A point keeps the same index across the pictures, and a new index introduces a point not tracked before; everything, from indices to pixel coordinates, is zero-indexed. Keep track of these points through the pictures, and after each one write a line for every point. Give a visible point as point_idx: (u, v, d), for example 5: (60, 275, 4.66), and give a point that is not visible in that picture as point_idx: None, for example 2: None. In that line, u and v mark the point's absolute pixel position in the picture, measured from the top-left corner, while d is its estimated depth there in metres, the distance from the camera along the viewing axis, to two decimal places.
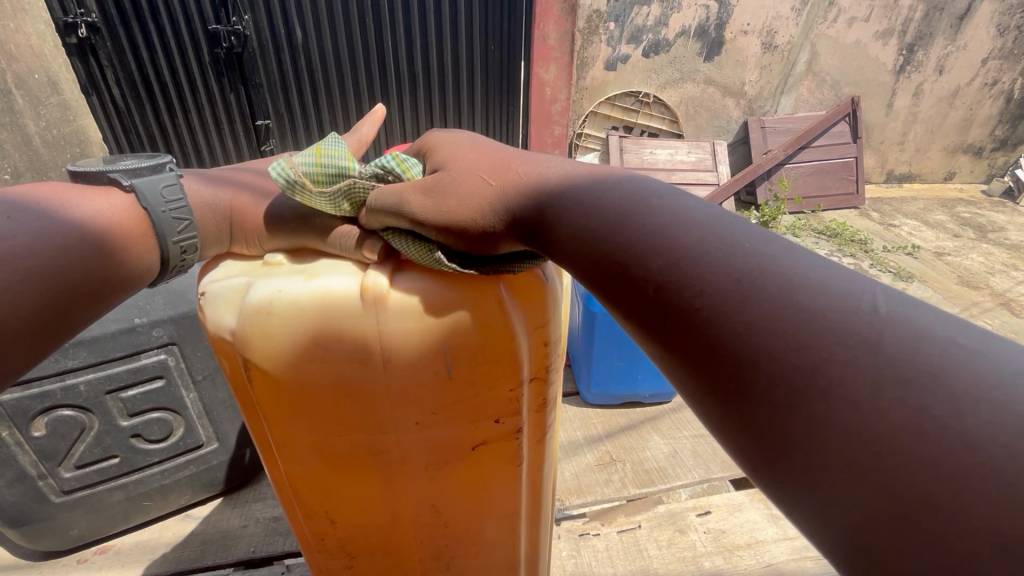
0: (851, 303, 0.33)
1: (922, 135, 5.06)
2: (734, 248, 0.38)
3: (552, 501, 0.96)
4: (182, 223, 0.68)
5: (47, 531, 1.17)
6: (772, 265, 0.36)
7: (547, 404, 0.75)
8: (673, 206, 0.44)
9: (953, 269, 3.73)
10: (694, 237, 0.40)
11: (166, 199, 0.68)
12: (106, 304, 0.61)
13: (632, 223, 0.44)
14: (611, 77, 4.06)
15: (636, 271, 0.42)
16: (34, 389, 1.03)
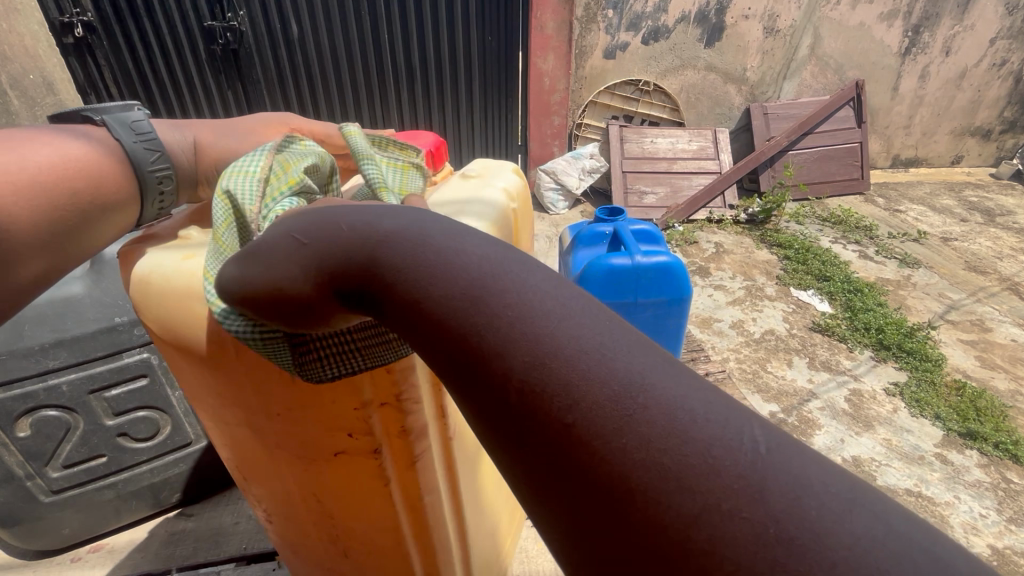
0: (731, 441, 0.31)
1: (928, 118, 4.97)
2: (604, 364, 0.33)
3: (460, 529, 0.90)
4: (154, 155, 0.73)
5: (38, 530, 1.18)
6: (648, 385, 0.33)
7: (409, 432, 0.70)
8: (549, 291, 0.37)
9: (960, 254, 3.68)
10: (569, 340, 0.34)
11: (137, 133, 0.73)
12: (84, 231, 0.66)
13: (495, 304, 0.36)
14: (610, 66, 4.02)
15: (500, 363, 0.35)
16: (16, 390, 1.03)
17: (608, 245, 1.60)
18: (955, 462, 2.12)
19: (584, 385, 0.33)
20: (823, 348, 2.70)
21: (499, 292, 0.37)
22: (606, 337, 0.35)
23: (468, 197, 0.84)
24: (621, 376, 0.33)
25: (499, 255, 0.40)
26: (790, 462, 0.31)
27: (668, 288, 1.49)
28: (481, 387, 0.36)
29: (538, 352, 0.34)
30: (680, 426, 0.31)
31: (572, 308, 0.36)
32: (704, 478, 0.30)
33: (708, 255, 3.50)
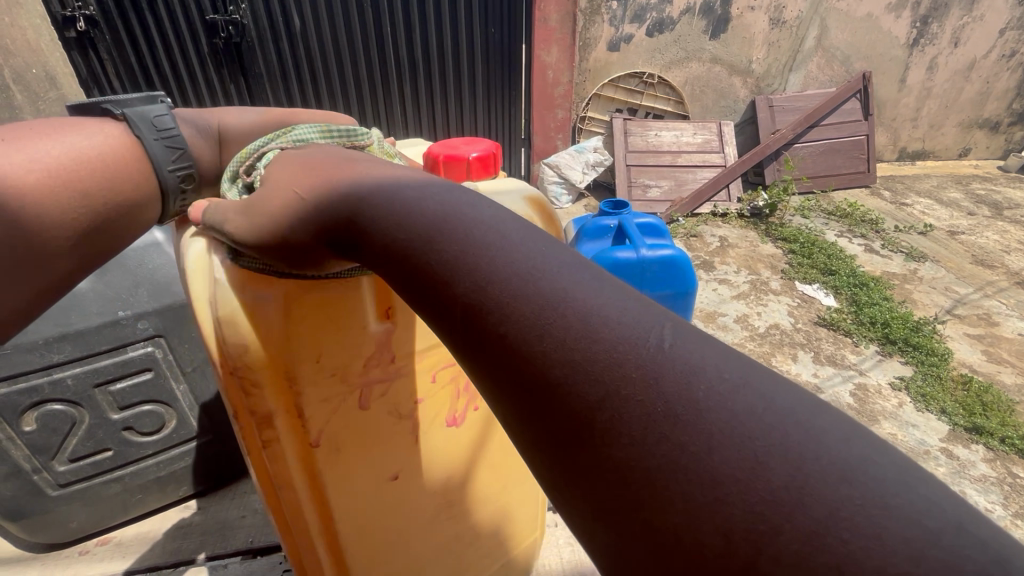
0: (637, 338, 0.30)
1: (936, 110, 4.92)
2: (529, 277, 0.34)
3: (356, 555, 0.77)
4: (175, 154, 0.71)
5: (46, 524, 1.18)
6: (571, 295, 0.32)
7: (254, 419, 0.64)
8: (489, 221, 0.38)
9: (967, 248, 3.65)
10: (500, 259, 0.35)
11: (157, 130, 0.71)
12: (106, 236, 0.66)
13: (443, 235, 0.38)
14: (614, 58, 3.99)
15: (444, 287, 0.37)
16: (21, 383, 1.03)
17: (613, 238, 1.59)
18: (961, 456, 2.11)
19: (511, 297, 0.33)
20: (828, 342, 2.69)
21: (452, 224, 0.38)
22: (541, 256, 0.35)
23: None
24: (544, 288, 0.33)
25: (456, 195, 0.41)
26: (690, 356, 0.29)
27: (674, 281, 1.49)
28: (434, 309, 0.38)
29: (478, 268, 0.35)
30: (595, 324, 0.31)
31: (509, 236, 0.37)
32: (613, 371, 0.30)
33: (713, 249, 3.48)
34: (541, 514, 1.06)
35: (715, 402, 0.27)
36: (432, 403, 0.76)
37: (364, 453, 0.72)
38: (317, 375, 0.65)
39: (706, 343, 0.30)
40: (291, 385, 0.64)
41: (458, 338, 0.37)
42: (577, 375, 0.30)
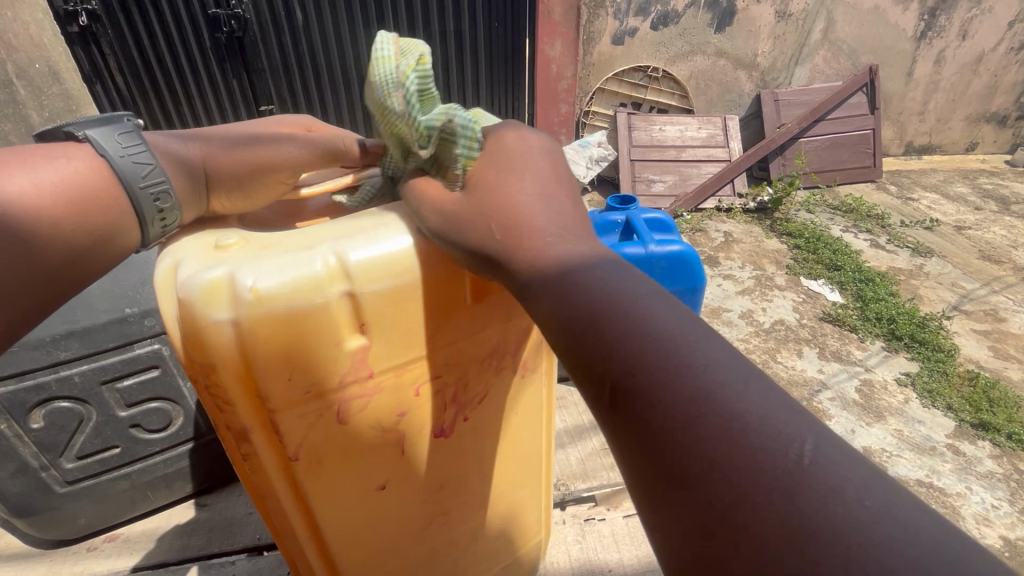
0: (783, 449, 0.37)
1: (943, 104, 4.87)
2: (692, 379, 0.41)
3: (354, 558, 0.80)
4: (147, 169, 0.67)
5: (54, 521, 1.19)
6: (725, 404, 0.40)
7: (246, 433, 0.64)
8: (651, 319, 0.45)
9: (974, 243, 3.62)
10: (665, 358, 0.43)
11: (123, 148, 0.68)
12: (74, 265, 0.63)
13: (613, 329, 0.45)
14: (618, 52, 3.96)
15: (609, 367, 0.45)
16: (29, 380, 1.03)
17: (620, 234, 1.57)
18: (967, 453, 2.10)
19: (671, 395, 0.41)
20: (834, 338, 2.67)
21: (611, 307, 0.46)
22: (692, 352, 0.43)
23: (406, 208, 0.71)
24: (702, 393, 0.40)
25: (611, 270, 0.49)
26: (828, 468, 0.37)
27: (682, 277, 1.48)
28: (586, 375, 0.47)
29: (636, 354, 0.44)
30: (740, 426, 0.38)
31: (661, 326, 0.45)
32: (755, 471, 0.37)
33: (717, 244, 3.46)
34: (543, 513, 1.05)
35: (846, 514, 0.35)
36: (416, 415, 0.73)
37: (347, 467, 0.71)
38: (294, 395, 0.63)
39: (841, 459, 0.37)
40: (267, 405, 0.62)
41: (604, 404, 0.46)
42: (725, 471, 0.38)
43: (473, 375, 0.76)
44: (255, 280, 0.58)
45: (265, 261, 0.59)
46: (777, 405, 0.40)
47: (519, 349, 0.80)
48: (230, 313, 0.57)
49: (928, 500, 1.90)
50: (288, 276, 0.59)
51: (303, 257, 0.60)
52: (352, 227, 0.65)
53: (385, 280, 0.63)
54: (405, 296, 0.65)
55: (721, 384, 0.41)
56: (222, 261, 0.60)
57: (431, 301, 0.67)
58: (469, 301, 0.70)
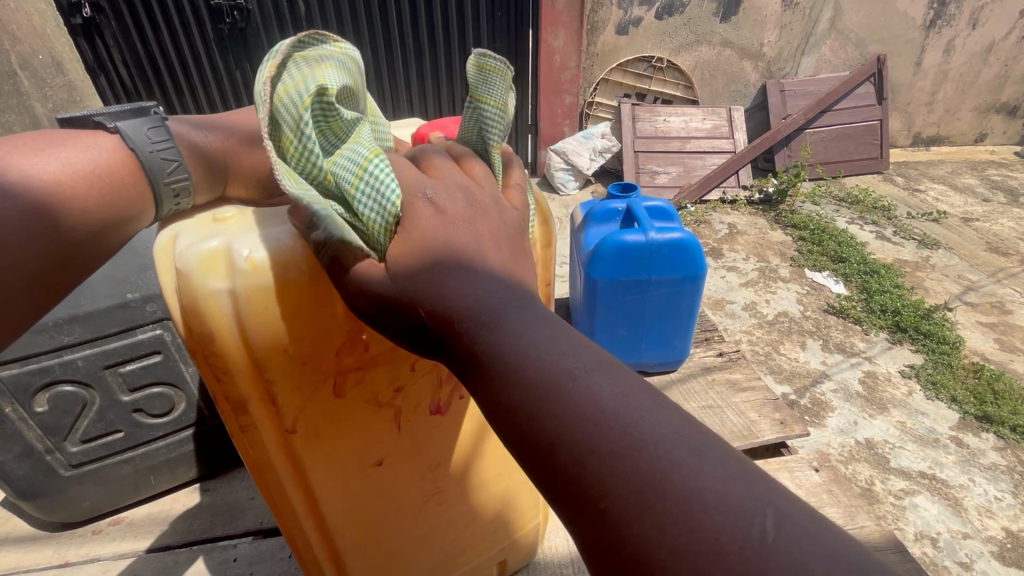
0: (740, 528, 0.38)
1: (952, 94, 4.81)
2: (642, 452, 0.42)
3: (349, 537, 0.80)
4: (171, 165, 0.69)
5: (59, 503, 1.20)
6: (677, 479, 0.40)
7: (242, 403, 0.64)
8: (599, 396, 0.45)
9: (982, 235, 3.58)
10: (614, 433, 0.43)
11: (152, 141, 0.70)
12: (97, 250, 0.65)
13: (562, 403, 0.45)
14: (623, 42, 3.93)
15: (562, 446, 0.44)
16: (33, 364, 1.04)
17: (620, 222, 1.58)
18: (971, 445, 2.10)
19: (621, 472, 0.41)
20: (837, 330, 2.66)
21: (557, 381, 0.46)
22: (644, 431, 0.43)
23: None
24: (656, 468, 0.41)
25: (554, 339, 0.49)
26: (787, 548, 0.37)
27: (683, 265, 1.47)
28: (535, 459, 0.45)
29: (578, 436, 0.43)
30: (693, 513, 0.39)
31: (610, 400, 0.45)
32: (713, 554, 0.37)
33: (721, 236, 3.44)
34: (544, 496, 1.05)
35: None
36: (413, 389, 0.74)
37: (342, 443, 0.72)
38: (289, 372, 0.64)
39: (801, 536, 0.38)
40: (263, 377, 0.63)
41: (549, 481, 0.45)
42: (682, 549, 0.38)
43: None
44: (251, 251, 0.59)
45: (264, 232, 0.61)
46: (726, 480, 0.40)
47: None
48: (227, 282, 0.59)
49: (930, 491, 1.90)
50: (288, 244, 0.60)
51: (299, 229, 0.61)
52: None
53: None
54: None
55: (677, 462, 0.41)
56: (220, 231, 0.61)
57: None
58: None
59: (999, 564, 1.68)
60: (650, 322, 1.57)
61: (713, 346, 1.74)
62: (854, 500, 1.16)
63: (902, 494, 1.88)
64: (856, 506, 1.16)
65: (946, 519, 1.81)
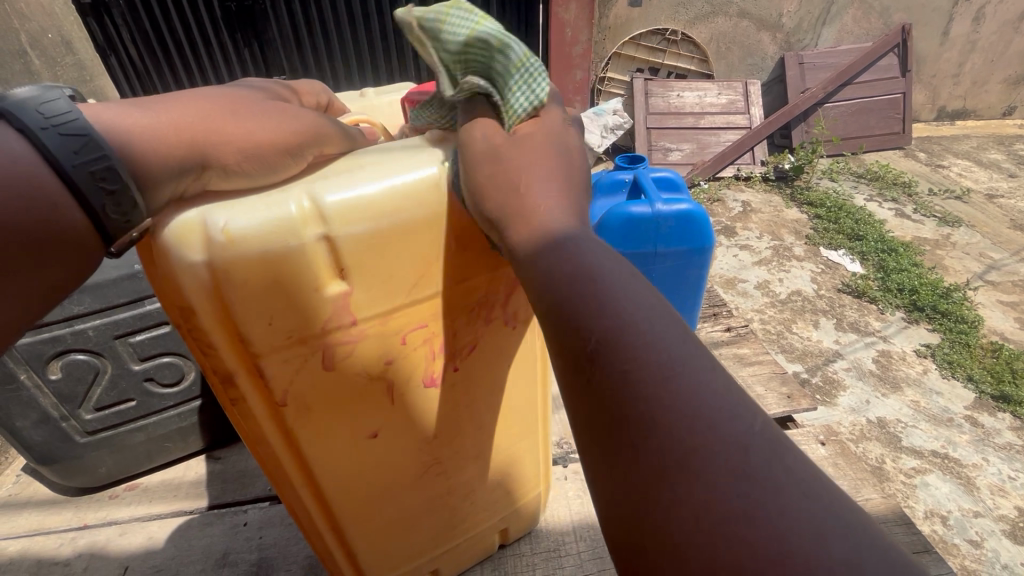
0: (733, 416, 0.41)
1: (980, 66, 4.62)
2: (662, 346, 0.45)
3: (341, 510, 0.82)
4: (81, 142, 0.51)
5: (77, 469, 1.25)
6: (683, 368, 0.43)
7: (231, 373, 0.65)
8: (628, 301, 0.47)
9: (1006, 212, 3.47)
10: (645, 321, 0.46)
11: (47, 116, 0.51)
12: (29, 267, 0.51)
13: (600, 284, 0.49)
14: (636, 15, 3.82)
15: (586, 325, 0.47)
16: (45, 333, 1.07)
17: (628, 193, 1.56)
18: (986, 424, 2.07)
19: (635, 352, 0.44)
20: (852, 309, 2.61)
21: (585, 286, 0.49)
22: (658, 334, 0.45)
23: (376, 157, 0.69)
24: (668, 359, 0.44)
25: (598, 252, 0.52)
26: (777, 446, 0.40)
27: (691, 236, 1.45)
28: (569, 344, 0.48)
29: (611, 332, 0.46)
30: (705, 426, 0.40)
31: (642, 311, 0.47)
32: (704, 435, 0.40)
33: (735, 214, 3.38)
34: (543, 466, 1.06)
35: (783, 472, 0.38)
36: (404, 364, 0.74)
37: (335, 412, 0.73)
38: (276, 339, 0.64)
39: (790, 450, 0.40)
40: (250, 349, 0.64)
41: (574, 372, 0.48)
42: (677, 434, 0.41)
43: (463, 324, 0.77)
44: (227, 221, 0.58)
45: (243, 204, 0.60)
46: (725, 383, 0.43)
47: (508, 302, 0.80)
48: (204, 253, 0.58)
49: (942, 470, 1.88)
50: (272, 216, 0.60)
51: (279, 199, 0.61)
52: (325, 175, 0.65)
53: (362, 224, 0.63)
54: (387, 241, 0.65)
55: (694, 372, 0.43)
56: (200, 204, 0.61)
57: (413, 245, 0.67)
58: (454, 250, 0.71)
59: (1010, 543, 1.67)
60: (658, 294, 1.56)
61: (722, 321, 1.72)
62: (862, 473, 1.15)
63: (913, 473, 1.87)
64: (863, 479, 1.15)
65: (957, 497, 1.80)
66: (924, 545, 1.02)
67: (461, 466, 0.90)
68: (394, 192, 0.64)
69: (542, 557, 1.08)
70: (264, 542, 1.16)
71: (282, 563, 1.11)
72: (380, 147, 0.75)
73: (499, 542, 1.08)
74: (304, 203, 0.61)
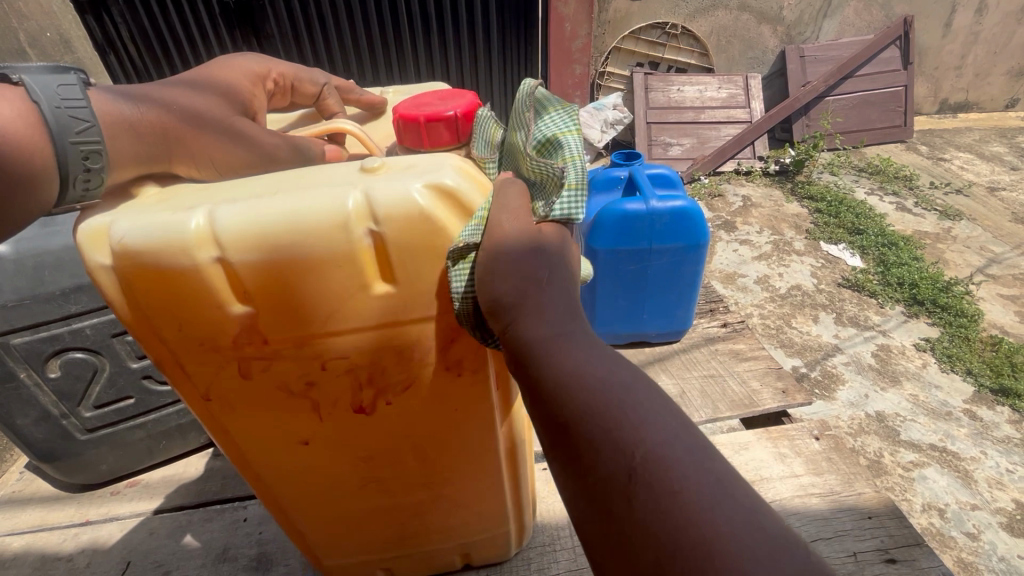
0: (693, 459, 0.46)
1: (983, 58, 4.59)
2: (628, 394, 0.50)
3: (285, 498, 0.87)
4: (83, 126, 0.59)
5: (78, 466, 1.26)
6: (641, 408, 0.49)
7: (158, 367, 0.69)
8: (598, 357, 0.53)
9: (1008, 205, 3.46)
10: (608, 373, 0.52)
11: (61, 98, 0.59)
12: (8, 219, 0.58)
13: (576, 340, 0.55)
14: (635, 8, 3.81)
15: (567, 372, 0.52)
16: (43, 332, 1.08)
17: (623, 190, 1.57)
18: (984, 418, 2.07)
19: (600, 391, 0.50)
20: (852, 303, 2.62)
21: (605, 395, 0.50)
22: (620, 388, 0.50)
23: (309, 177, 0.65)
24: (626, 402, 0.49)
25: (589, 358, 0.53)
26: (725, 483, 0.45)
27: (684, 233, 1.45)
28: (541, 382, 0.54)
29: (582, 383, 0.51)
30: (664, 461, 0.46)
31: (601, 363, 0.53)
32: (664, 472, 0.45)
33: (735, 209, 3.38)
34: (514, 505, 0.99)
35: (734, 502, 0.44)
36: (325, 388, 0.72)
37: (265, 418, 0.75)
38: (197, 348, 0.67)
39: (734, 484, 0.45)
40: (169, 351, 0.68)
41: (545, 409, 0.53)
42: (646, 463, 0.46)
43: (396, 361, 0.71)
44: (125, 235, 0.60)
45: (147, 218, 0.60)
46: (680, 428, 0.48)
47: (452, 347, 0.72)
48: (110, 260, 0.61)
49: (940, 463, 1.89)
50: (165, 236, 0.59)
51: (177, 216, 0.60)
52: (237, 195, 0.63)
53: (257, 252, 0.60)
54: (284, 271, 0.62)
55: (652, 417, 0.48)
56: (128, 207, 0.64)
57: (319, 279, 0.63)
58: (374, 287, 0.65)
59: (1007, 535, 1.68)
60: (652, 291, 1.57)
61: (718, 316, 1.73)
62: (854, 467, 1.16)
63: (911, 466, 1.88)
64: (856, 472, 1.16)
65: (955, 491, 1.81)
66: (915, 537, 1.03)
67: (411, 488, 0.88)
68: (292, 228, 0.60)
69: (537, 552, 1.09)
70: (263, 537, 1.17)
71: (281, 558, 1.12)
72: (332, 168, 0.69)
73: (463, 563, 1.06)
74: (200, 225, 0.60)
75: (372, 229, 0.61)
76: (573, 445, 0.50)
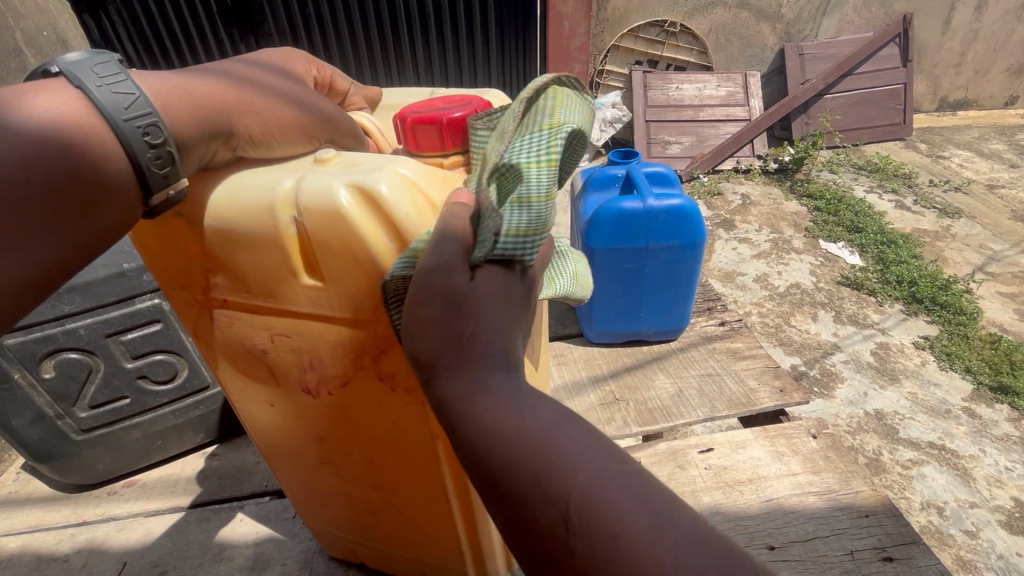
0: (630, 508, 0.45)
1: (983, 55, 4.58)
2: (559, 451, 0.48)
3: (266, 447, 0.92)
4: (130, 99, 0.55)
5: (73, 466, 1.26)
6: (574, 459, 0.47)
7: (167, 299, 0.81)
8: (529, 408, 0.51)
9: (1007, 203, 3.45)
10: (533, 424, 0.49)
11: (101, 76, 0.55)
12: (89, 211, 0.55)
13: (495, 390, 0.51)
14: (634, 6, 3.80)
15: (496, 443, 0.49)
16: (36, 333, 1.09)
17: (620, 188, 1.56)
18: (983, 415, 2.07)
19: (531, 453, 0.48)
20: (850, 302, 2.62)
21: (537, 447, 0.48)
22: (554, 445, 0.48)
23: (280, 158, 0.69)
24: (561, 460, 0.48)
25: (513, 410, 0.50)
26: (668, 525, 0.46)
27: (682, 231, 1.45)
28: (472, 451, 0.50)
29: (511, 445, 0.48)
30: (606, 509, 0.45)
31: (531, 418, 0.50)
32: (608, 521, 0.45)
33: (734, 207, 3.37)
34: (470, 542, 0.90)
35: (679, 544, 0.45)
36: (276, 361, 0.74)
37: (237, 375, 0.81)
38: (188, 295, 0.76)
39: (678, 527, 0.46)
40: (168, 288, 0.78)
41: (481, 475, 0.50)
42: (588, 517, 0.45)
43: (330, 355, 0.70)
44: None
45: None
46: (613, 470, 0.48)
47: (383, 354, 0.68)
48: None
49: (939, 462, 1.89)
50: None
51: None
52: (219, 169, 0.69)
53: (209, 218, 0.66)
54: (227, 241, 0.66)
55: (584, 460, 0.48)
56: None
57: (259, 255, 0.65)
58: (307, 273, 0.65)
59: (1006, 533, 1.68)
60: (650, 290, 1.57)
61: (716, 315, 1.73)
62: (851, 465, 1.16)
63: (910, 464, 1.88)
64: (854, 471, 1.16)
65: (953, 488, 1.81)
66: (912, 536, 1.03)
67: (365, 486, 0.86)
68: (234, 202, 0.64)
69: None
70: (258, 538, 1.17)
71: (277, 559, 1.12)
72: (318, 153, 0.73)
73: None
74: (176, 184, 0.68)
75: (297, 217, 0.62)
76: (511, 509, 0.48)
